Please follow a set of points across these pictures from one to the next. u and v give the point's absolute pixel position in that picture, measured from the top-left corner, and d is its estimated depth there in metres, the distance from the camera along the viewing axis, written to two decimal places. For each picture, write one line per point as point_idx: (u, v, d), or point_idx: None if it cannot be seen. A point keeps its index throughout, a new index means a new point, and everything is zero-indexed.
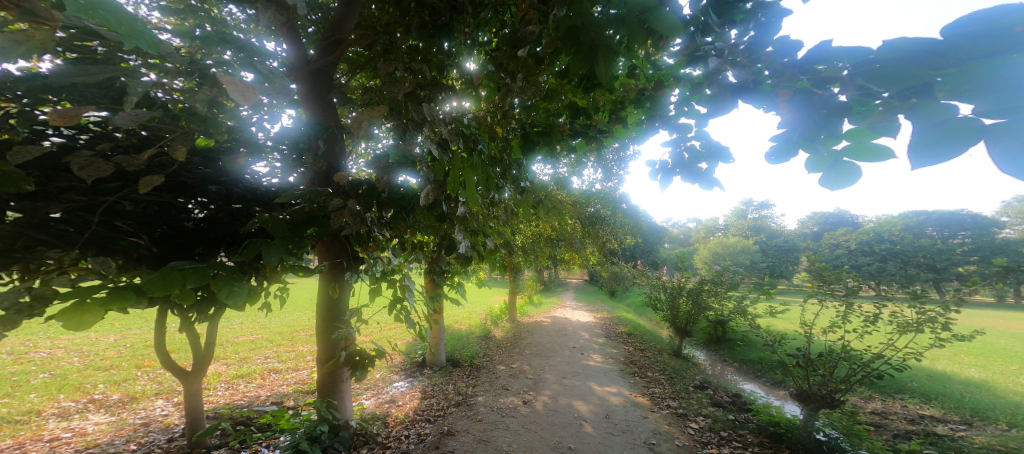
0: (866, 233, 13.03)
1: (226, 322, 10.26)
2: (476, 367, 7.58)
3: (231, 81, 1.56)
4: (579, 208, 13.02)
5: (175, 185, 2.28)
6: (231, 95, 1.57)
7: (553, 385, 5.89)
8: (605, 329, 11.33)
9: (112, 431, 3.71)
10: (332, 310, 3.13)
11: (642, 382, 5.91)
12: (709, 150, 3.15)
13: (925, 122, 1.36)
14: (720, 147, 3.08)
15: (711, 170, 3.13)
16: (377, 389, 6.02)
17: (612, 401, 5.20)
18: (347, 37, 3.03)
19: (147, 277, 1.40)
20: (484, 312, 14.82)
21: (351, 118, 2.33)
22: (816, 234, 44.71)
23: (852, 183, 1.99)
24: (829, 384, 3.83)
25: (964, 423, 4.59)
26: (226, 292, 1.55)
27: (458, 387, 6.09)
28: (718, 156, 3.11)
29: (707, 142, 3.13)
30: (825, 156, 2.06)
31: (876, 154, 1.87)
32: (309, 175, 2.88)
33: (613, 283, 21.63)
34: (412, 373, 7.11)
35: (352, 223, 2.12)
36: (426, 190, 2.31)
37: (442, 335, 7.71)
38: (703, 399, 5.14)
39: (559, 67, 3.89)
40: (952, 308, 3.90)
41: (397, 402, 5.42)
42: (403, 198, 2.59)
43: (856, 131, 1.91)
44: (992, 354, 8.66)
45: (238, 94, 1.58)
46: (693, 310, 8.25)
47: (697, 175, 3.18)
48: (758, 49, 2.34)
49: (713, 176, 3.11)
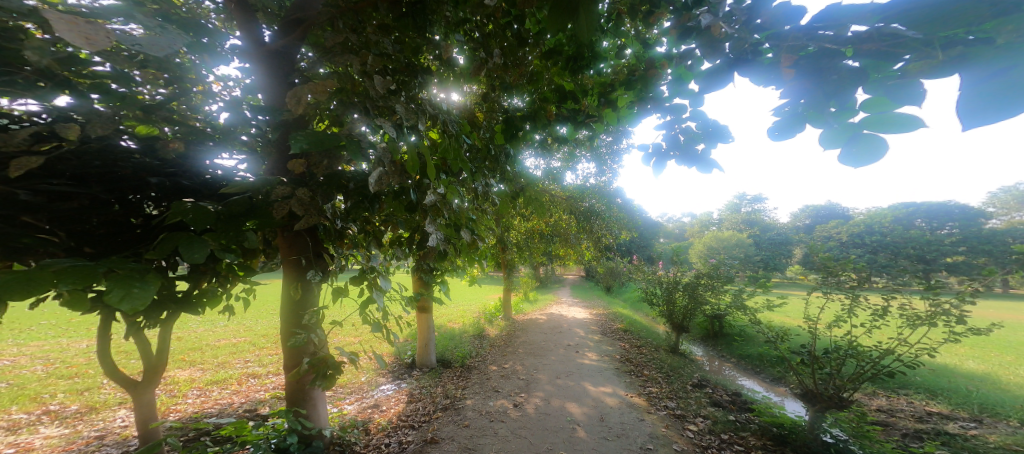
0: (861, 223, 12.94)
1: (209, 325, 9.91)
2: (467, 368, 7.31)
3: (64, 20, 1.31)
4: (573, 203, 12.80)
5: (107, 176, 2.04)
6: (67, 38, 1.28)
7: (546, 386, 5.64)
8: (600, 325, 11.10)
9: (61, 447, 3.42)
10: (294, 313, 2.85)
11: (639, 382, 5.68)
12: (706, 131, 2.89)
13: (981, 73, 1.35)
14: (718, 127, 2.83)
15: (708, 151, 2.88)
16: (361, 393, 5.75)
17: (607, 402, 4.98)
18: (311, 15, 2.72)
19: (6, 276, 1.14)
20: (479, 309, 14.57)
21: (288, 94, 1.87)
22: (808, 227, 44.93)
23: (874, 160, 1.69)
24: (836, 383, 3.62)
25: (973, 421, 4.40)
26: (118, 296, 1.24)
27: (447, 390, 5.84)
28: (716, 137, 2.86)
29: (703, 122, 2.89)
30: (838, 130, 1.76)
31: (902, 124, 1.61)
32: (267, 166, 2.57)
33: (608, 278, 21.43)
34: (401, 375, 6.85)
35: (299, 213, 1.85)
36: (379, 174, 1.94)
37: (432, 335, 7.44)
38: (702, 398, 4.93)
39: (546, 47, 3.63)
40: (968, 299, 3.66)
41: (382, 407, 5.15)
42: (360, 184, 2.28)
43: (875, 100, 1.64)
44: (987, 345, 8.56)
45: (78, 36, 1.29)
46: (689, 305, 8.06)
47: (697, 158, 2.92)
48: (755, 16, 2.06)
49: (712, 159, 2.86)
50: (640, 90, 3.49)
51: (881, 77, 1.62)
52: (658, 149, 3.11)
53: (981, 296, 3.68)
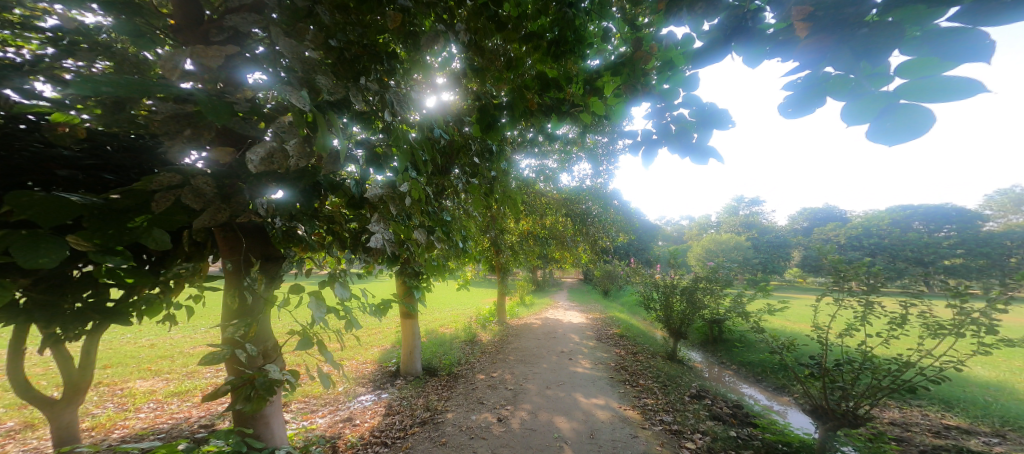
0: (861, 224, 12.65)
1: (188, 332, 9.53)
2: (454, 377, 6.93)
3: None
4: (568, 205, 12.46)
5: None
6: None
7: (535, 397, 5.29)
8: (596, 331, 10.71)
9: None
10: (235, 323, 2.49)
11: (633, 392, 5.33)
12: (701, 118, 2.57)
13: None
14: (713, 111, 2.49)
15: (704, 140, 2.54)
16: (335, 405, 5.39)
17: (598, 416, 4.62)
18: None
19: None
20: (472, 314, 14.18)
21: (161, 56, 1.35)
22: (806, 230, 44.81)
23: (914, 135, 1.38)
24: (851, 398, 3.33)
25: (995, 436, 4.06)
26: None
27: (428, 401, 5.49)
28: (711, 124, 2.53)
29: (697, 108, 2.56)
30: (870, 100, 1.43)
31: (953, 88, 1.30)
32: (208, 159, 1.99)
33: (606, 281, 21.07)
34: (382, 384, 6.50)
35: (191, 206, 1.57)
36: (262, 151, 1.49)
37: (417, 342, 7.08)
38: (700, 411, 4.57)
39: (526, 29, 3.32)
40: (996, 305, 3.30)
41: (355, 422, 4.79)
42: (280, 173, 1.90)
43: (918, 61, 1.33)
44: (997, 351, 8.20)
45: None
46: (688, 309, 7.71)
47: (690, 146, 2.59)
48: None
49: (707, 148, 2.53)
50: (628, 75, 3.14)
51: (923, 33, 1.31)
52: (645, 136, 2.80)
53: (1011, 302, 3.32)
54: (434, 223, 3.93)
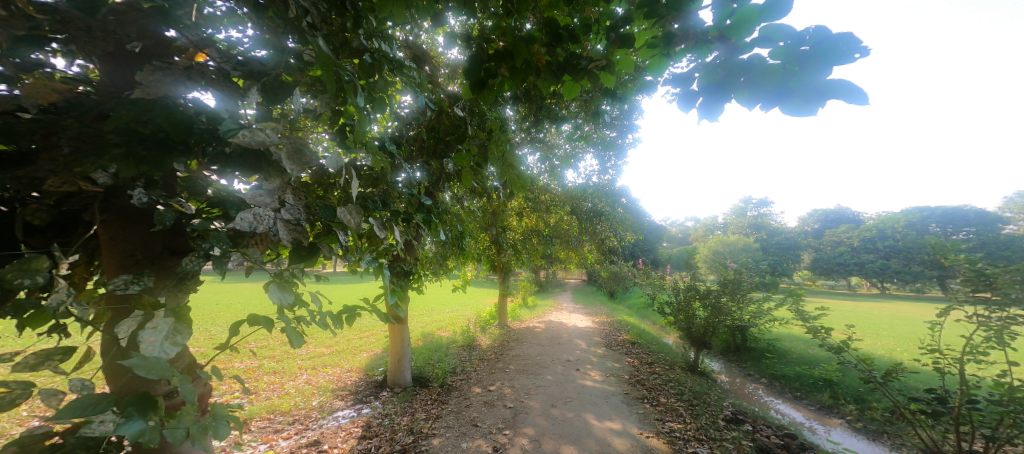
0: (885, 226, 11.86)
1: None
2: (447, 389, 6.14)
3: None
4: (573, 202, 11.65)
5: None
6: None
7: (538, 418, 4.50)
8: (604, 337, 9.84)
9: None
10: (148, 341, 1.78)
11: (654, 414, 4.51)
12: (804, 50, 1.59)
13: None
14: (818, 44, 1.56)
15: (811, 85, 1.62)
16: (306, 423, 4.64)
17: (616, 446, 3.82)
18: None
19: None
20: (472, 316, 13.39)
21: None
22: (817, 232, 43.56)
23: None
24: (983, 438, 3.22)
25: None
26: None
27: (414, 421, 4.71)
28: (820, 58, 1.57)
29: (797, 36, 1.59)
30: None
31: None
32: (34, 88, 1.21)
33: (612, 283, 20.19)
34: (366, 397, 5.74)
35: None
36: None
37: (407, 350, 6.31)
38: (741, 441, 3.76)
39: None
40: None
41: (323, 448, 4.02)
42: (119, 120, 1.16)
43: None
44: None
45: None
46: (710, 316, 6.87)
47: (786, 91, 1.69)
48: None
49: (818, 95, 1.61)
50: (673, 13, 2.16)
51: None
52: (703, 82, 1.93)
53: None
54: (412, 210, 3.16)
